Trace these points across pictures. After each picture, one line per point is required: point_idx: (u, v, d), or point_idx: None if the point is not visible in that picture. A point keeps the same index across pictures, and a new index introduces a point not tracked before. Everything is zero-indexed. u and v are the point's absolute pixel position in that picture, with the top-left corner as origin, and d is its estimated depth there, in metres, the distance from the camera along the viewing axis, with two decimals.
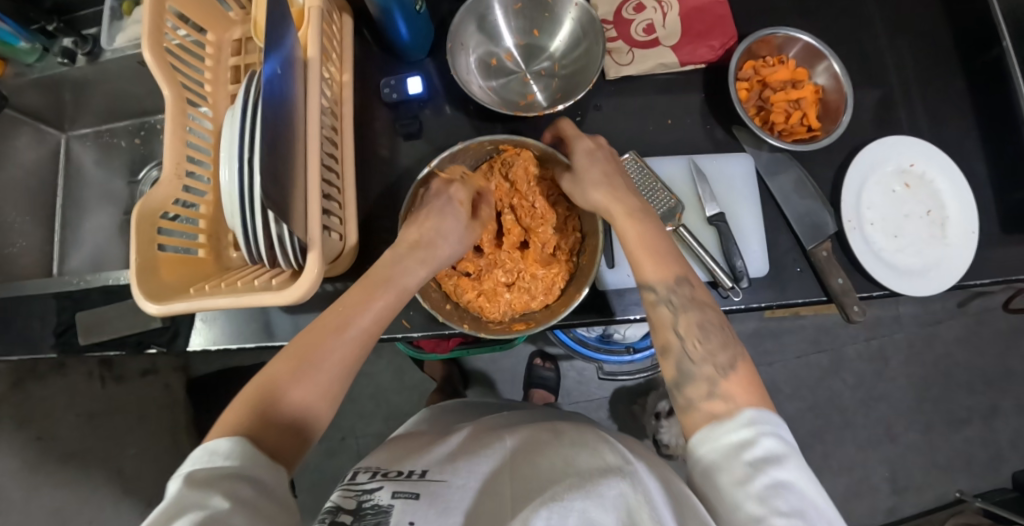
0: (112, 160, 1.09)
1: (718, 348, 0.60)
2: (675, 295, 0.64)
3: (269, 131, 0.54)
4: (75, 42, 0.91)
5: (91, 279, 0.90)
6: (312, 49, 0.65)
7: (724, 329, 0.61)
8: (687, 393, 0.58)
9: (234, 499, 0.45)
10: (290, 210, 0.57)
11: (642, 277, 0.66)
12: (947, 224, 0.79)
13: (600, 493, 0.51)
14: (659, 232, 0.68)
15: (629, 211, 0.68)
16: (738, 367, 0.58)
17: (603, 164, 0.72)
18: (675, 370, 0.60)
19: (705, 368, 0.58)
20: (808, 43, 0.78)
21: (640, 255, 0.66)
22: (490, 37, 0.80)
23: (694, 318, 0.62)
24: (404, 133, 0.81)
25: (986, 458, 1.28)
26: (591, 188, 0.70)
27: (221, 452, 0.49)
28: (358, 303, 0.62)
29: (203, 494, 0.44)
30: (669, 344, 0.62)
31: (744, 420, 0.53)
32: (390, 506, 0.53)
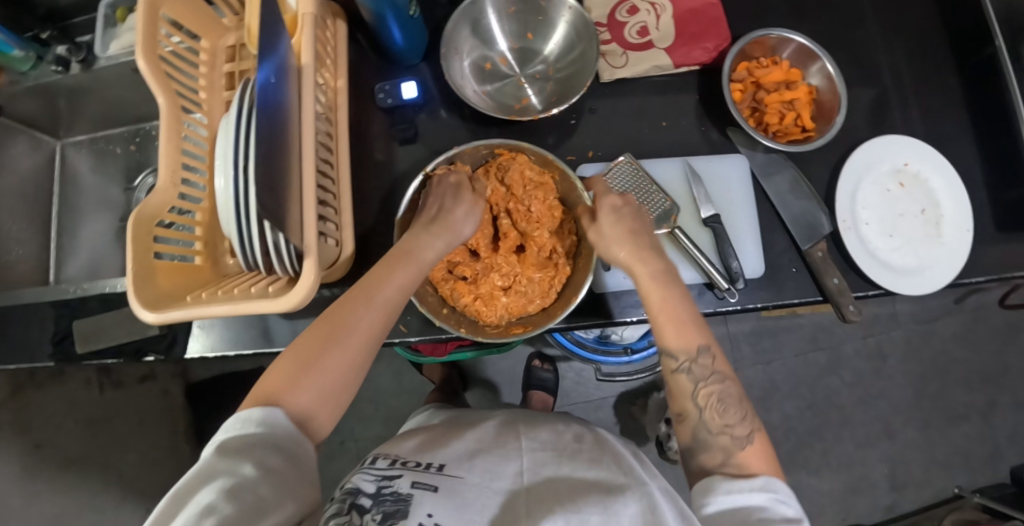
0: (108, 167, 1.09)
1: (737, 421, 0.60)
2: (695, 365, 0.63)
3: (264, 139, 0.54)
4: (69, 50, 0.91)
5: (87, 286, 0.89)
6: (307, 55, 0.65)
7: (742, 402, 0.62)
8: (700, 461, 0.60)
9: (260, 468, 0.51)
10: (285, 218, 0.57)
11: (664, 344, 0.65)
12: (942, 223, 0.80)
13: (616, 511, 0.57)
14: (686, 300, 0.67)
15: (653, 274, 0.67)
16: (754, 441, 0.59)
17: (627, 223, 0.70)
18: (690, 438, 0.61)
19: (721, 439, 0.59)
20: (801, 44, 0.78)
21: (662, 322, 0.65)
22: (483, 41, 0.80)
23: (716, 390, 0.62)
24: (400, 137, 0.82)
25: (984, 453, 1.28)
26: (614, 247, 0.68)
27: (253, 420, 0.54)
28: (382, 276, 0.64)
29: (232, 461, 0.51)
30: (688, 414, 0.62)
31: (759, 484, 0.55)
32: (410, 496, 0.56)
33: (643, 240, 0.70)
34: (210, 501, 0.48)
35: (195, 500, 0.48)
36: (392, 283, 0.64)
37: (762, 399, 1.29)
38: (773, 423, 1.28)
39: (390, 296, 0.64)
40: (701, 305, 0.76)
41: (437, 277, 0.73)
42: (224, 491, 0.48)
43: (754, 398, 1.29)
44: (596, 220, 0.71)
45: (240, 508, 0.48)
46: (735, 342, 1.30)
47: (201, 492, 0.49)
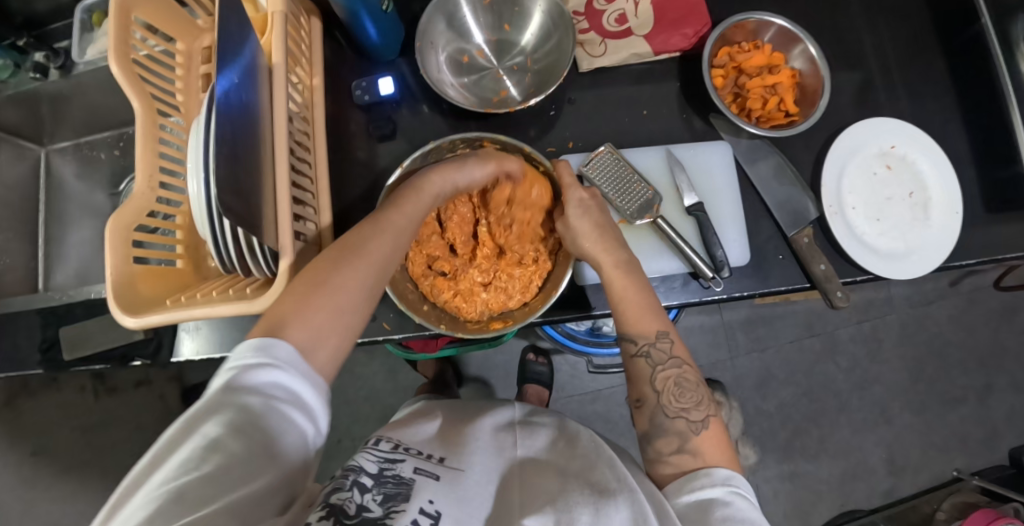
0: (94, 173, 1.08)
1: (692, 405, 0.62)
2: (654, 349, 0.65)
3: (231, 142, 0.53)
4: (46, 56, 0.90)
5: (73, 294, 0.90)
6: (277, 54, 0.64)
7: (699, 387, 0.64)
8: (656, 446, 0.62)
9: (266, 401, 0.48)
10: (257, 221, 0.56)
11: (621, 329, 0.67)
12: (931, 205, 0.79)
13: (607, 517, 0.53)
14: (646, 288, 0.69)
15: (618, 263, 0.69)
16: (709, 425, 0.61)
17: (594, 217, 0.70)
18: (648, 424, 0.63)
19: (677, 423, 0.61)
20: (782, 27, 0.77)
21: (624, 307, 0.67)
22: (459, 34, 0.79)
23: (672, 374, 0.64)
24: (379, 134, 0.80)
25: (983, 435, 1.28)
26: (584, 243, 0.69)
27: (263, 351, 0.50)
28: (391, 206, 0.64)
29: (240, 395, 0.47)
30: (645, 399, 0.64)
31: (717, 477, 0.56)
32: (412, 480, 0.54)
33: (612, 233, 0.71)
34: (217, 437, 0.45)
35: (199, 434, 0.45)
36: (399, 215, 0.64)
37: (758, 387, 1.28)
38: (769, 411, 1.27)
39: (396, 221, 0.63)
40: (687, 295, 0.76)
41: (417, 270, 0.73)
42: (232, 430, 0.46)
43: (750, 386, 1.28)
44: (564, 215, 0.71)
45: (247, 448, 0.46)
46: (729, 331, 1.29)
47: (207, 425, 0.46)
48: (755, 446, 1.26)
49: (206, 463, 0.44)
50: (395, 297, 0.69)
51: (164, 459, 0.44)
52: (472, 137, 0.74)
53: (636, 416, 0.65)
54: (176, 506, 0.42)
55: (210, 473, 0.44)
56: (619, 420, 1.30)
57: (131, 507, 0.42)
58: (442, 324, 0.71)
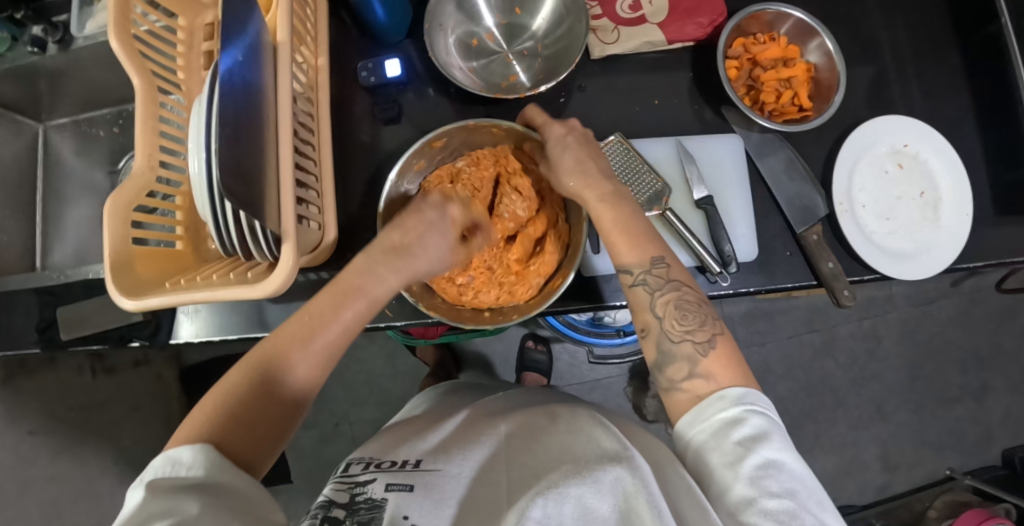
0: (92, 149, 1.06)
1: (696, 327, 0.58)
2: (651, 276, 0.61)
3: (233, 124, 0.52)
4: (45, 30, 0.87)
5: (71, 273, 0.89)
6: (282, 33, 0.62)
7: (702, 307, 0.59)
8: (668, 374, 0.57)
9: (206, 503, 0.43)
10: (259, 205, 0.55)
11: (619, 261, 0.63)
12: (941, 206, 0.78)
13: (598, 481, 0.48)
14: (637, 214, 0.65)
15: (603, 196, 0.65)
16: (717, 344, 0.57)
17: (575, 151, 0.68)
18: (655, 353, 0.59)
19: (684, 347, 0.57)
20: (800, 19, 0.75)
21: (616, 239, 0.63)
22: (469, 17, 0.78)
23: (672, 297, 0.60)
24: (382, 118, 0.79)
25: (977, 435, 1.29)
26: (567, 180, 0.66)
27: (184, 456, 0.46)
28: (324, 313, 0.57)
29: (178, 498, 0.42)
30: (648, 327, 0.60)
31: (730, 398, 0.53)
32: (384, 500, 0.49)
33: (593, 168, 0.67)
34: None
35: None
36: (337, 320, 0.58)
37: (756, 380, 1.28)
38: None
39: (332, 336, 0.57)
40: None
41: (452, 295, 0.71)
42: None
43: None
44: (547, 157, 0.69)
45: None
46: (730, 323, 1.29)
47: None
48: None
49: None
50: (452, 323, 0.69)
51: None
52: (419, 146, 0.71)
53: (642, 347, 0.61)
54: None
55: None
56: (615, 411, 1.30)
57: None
58: (515, 314, 0.71)
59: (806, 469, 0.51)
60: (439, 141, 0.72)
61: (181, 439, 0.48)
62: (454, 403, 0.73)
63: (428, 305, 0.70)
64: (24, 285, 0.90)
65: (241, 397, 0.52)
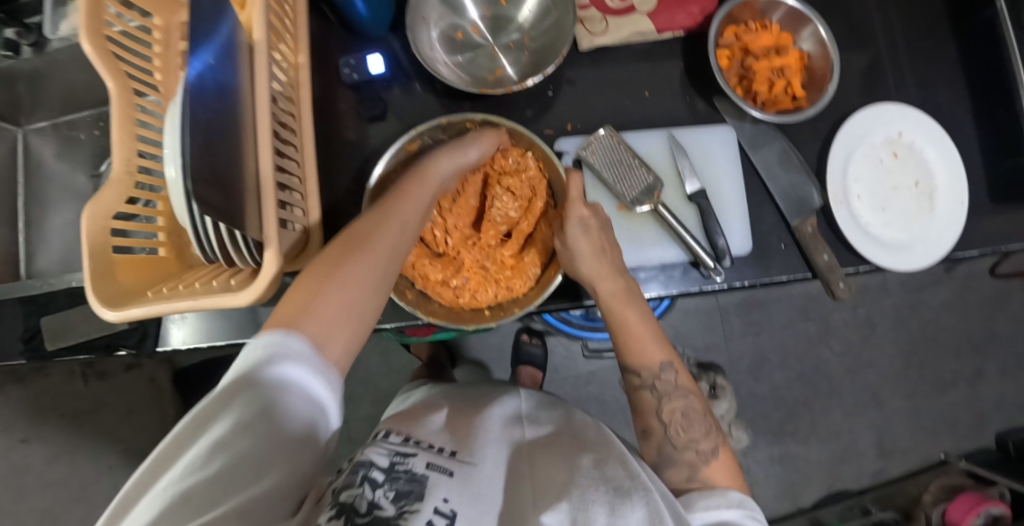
0: (74, 153, 1.04)
1: (700, 436, 0.63)
2: (658, 380, 0.66)
3: (206, 129, 0.50)
4: (18, 33, 0.84)
5: (54, 282, 0.86)
6: (258, 31, 0.60)
7: (705, 418, 0.65)
8: (667, 477, 0.62)
9: (277, 404, 0.44)
10: (237, 212, 0.53)
11: (626, 362, 0.68)
12: (936, 195, 0.77)
13: (624, 517, 0.49)
14: (646, 315, 0.68)
15: (617, 292, 0.68)
16: (718, 455, 0.62)
17: (591, 238, 0.68)
18: (656, 455, 0.64)
19: (686, 454, 0.62)
20: (792, 6, 0.74)
21: (627, 344, 0.67)
22: (453, 9, 0.75)
23: (678, 406, 0.65)
24: (369, 115, 0.77)
25: (971, 419, 1.29)
26: (581, 265, 0.68)
27: (279, 343, 0.47)
28: (402, 195, 0.62)
29: (255, 393, 0.44)
30: (652, 430, 0.65)
31: (732, 500, 0.57)
32: (425, 476, 0.49)
33: (610, 258, 0.69)
34: (220, 437, 0.41)
35: (208, 435, 0.42)
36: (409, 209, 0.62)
37: (752, 370, 1.27)
38: (762, 394, 1.27)
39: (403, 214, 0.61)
40: (686, 284, 0.74)
41: (449, 299, 0.70)
42: (238, 428, 0.42)
43: (743, 370, 1.27)
44: (564, 232, 0.69)
45: (249, 454, 0.41)
46: (725, 314, 1.28)
47: (213, 424, 0.42)
48: (748, 429, 1.26)
49: (211, 465, 0.40)
50: (452, 326, 0.67)
51: (165, 465, 0.41)
52: (393, 152, 0.69)
53: (643, 447, 0.66)
54: (180, 514, 0.37)
55: (215, 475, 0.39)
56: (611, 403, 1.30)
57: (135, 511, 0.38)
58: (515, 308, 0.69)
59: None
60: (415, 144, 0.71)
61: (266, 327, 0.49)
62: (475, 395, 0.73)
63: (428, 311, 0.69)
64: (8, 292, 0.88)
65: (322, 280, 0.54)
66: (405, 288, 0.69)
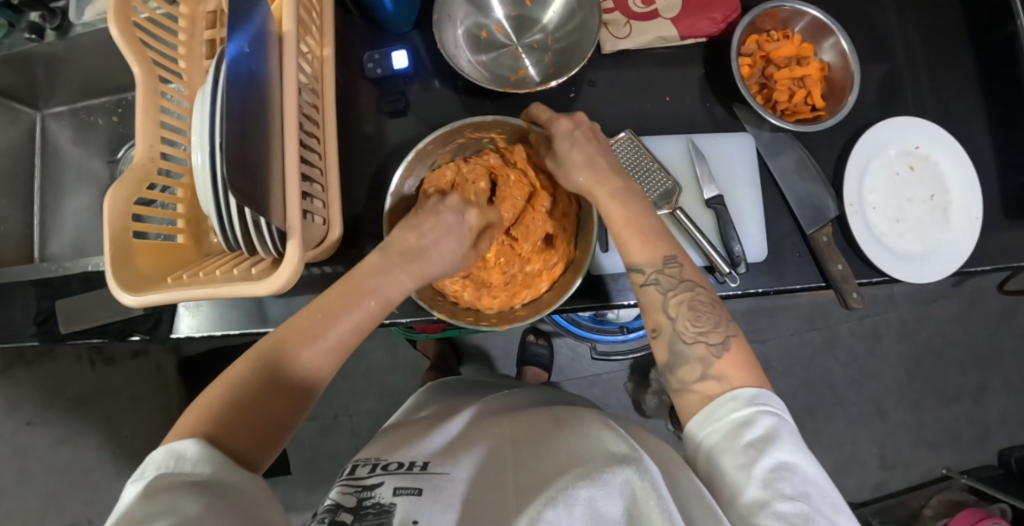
0: (92, 137, 1.04)
1: (710, 328, 0.59)
2: (663, 276, 0.62)
3: (239, 116, 0.51)
4: (43, 16, 0.85)
5: (69, 266, 0.88)
6: (288, 22, 0.60)
7: (714, 308, 0.60)
8: (679, 375, 0.58)
9: (205, 504, 0.41)
10: (265, 201, 0.54)
11: (630, 261, 0.64)
12: (950, 209, 0.77)
13: (607, 482, 0.47)
14: (648, 212, 0.66)
15: (612, 192, 0.67)
16: (730, 346, 0.57)
17: (584, 146, 0.68)
18: (666, 356, 0.60)
19: (698, 349, 0.57)
20: (815, 17, 0.74)
21: (627, 237, 0.64)
22: (478, 8, 0.76)
23: (686, 297, 0.61)
24: (390, 110, 0.78)
25: (974, 434, 1.29)
26: (576, 176, 0.68)
27: (191, 450, 0.45)
28: (342, 304, 0.58)
29: (180, 499, 0.41)
30: (660, 325, 0.61)
31: (744, 399, 0.53)
32: (393, 505, 0.49)
33: (603, 165, 0.68)
34: None
35: None
36: (345, 319, 0.58)
37: None
38: None
39: (347, 331, 0.57)
40: None
41: (550, 275, 0.72)
42: None
43: None
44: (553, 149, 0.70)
45: None
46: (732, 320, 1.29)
47: None
48: None
49: None
50: (569, 290, 0.68)
51: None
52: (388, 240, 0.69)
53: (654, 348, 0.62)
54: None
55: None
56: (613, 405, 1.30)
57: None
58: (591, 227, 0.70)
59: (818, 467, 0.50)
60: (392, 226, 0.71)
61: (189, 432, 0.47)
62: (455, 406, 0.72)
63: (548, 303, 0.69)
64: (23, 276, 0.89)
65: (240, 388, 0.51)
66: (515, 312, 0.70)
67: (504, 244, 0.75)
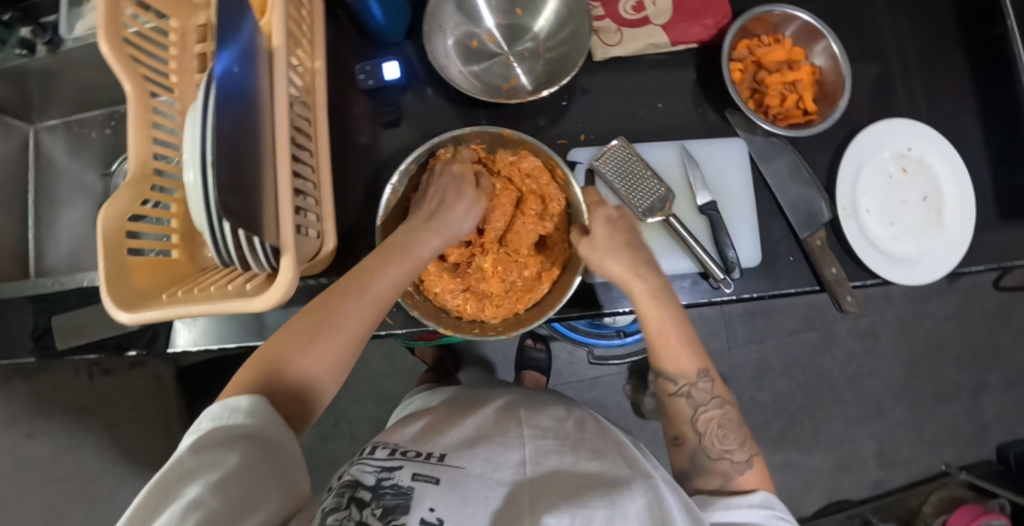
0: (85, 151, 1.04)
1: (735, 446, 0.63)
2: (694, 390, 0.65)
3: (230, 135, 0.51)
4: (33, 32, 0.84)
5: (64, 281, 0.86)
6: (278, 37, 0.60)
7: (739, 426, 0.64)
8: (696, 484, 0.63)
9: (243, 460, 0.48)
10: (256, 218, 0.54)
11: (660, 368, 0.66)
12: (944, 211, 0.77)
13: (623, 507, 0.50)
14: (682, 320, 0.67)
15: (653, 293, 0.67)
16: (752, 465, 0.62)
17: (621, 232, 0.70)
18: (687, 462, 0.64)
19: (721, 464, 0.62)
20: (805, 21, 0.74)
21: (662, 348, 0.66)
22: (468, 18, 0.76)
23: (715, 415, 0.64)
24: (383, 121, 0.78)
25: (972, 431, 1.30)
26: (608, 263, 0.68)
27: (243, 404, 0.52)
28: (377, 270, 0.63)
29: (223, 454, 0.48)
30: (685, 438, 0.64)
31: (755, 501, 0.59)
32: (410, 489, 0.49)
33: (638, 254, 0.70)
34: (196, 497, 0.45)
35: (184, 492, 0.46)
36: (383, 275, 0.63)
37: (754, 378, 1.28)
38: (764, 402, 1.28)
39: (383, 289, 0.62)
40: (695, 295, 0.74)
41: (549, 276, 0.71)
42: (210, 486, 0.46)
43: (747, 378, 1.28)
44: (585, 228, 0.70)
45: (224, 507, 0.45)
46: (729, 322, 1.29)
47: (187, 488, 0.46)
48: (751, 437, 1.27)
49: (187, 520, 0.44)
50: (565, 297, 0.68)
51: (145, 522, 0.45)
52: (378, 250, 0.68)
53: (673, 451, 0.66)
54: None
55: None
56: (612, 408, 1.30)
57: None
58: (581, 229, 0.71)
59: None
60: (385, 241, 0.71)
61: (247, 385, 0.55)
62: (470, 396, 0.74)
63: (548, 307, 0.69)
64: (15, 291, 0.87)
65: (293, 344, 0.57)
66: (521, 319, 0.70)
67: (499, 253, 0.72)
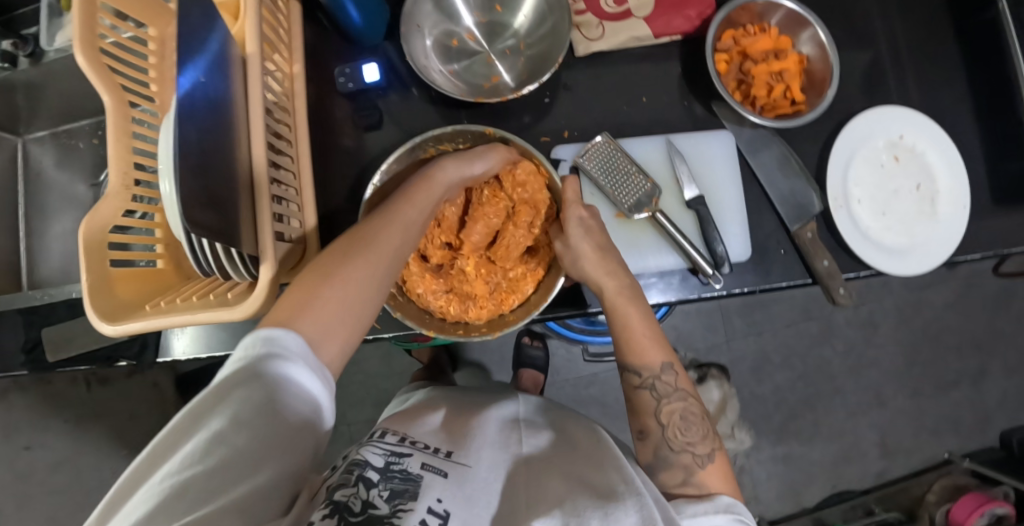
0: (73, 162, 1.03)
1: (697, 439, 0.62)
2: (658, 382, 0.64)
3: (201, 146, 0.50)
4: (13, 43, 0.84)
5: (54, 293, 0.86)
6: (250, 44, 0.59)
7: (703, 420, 0.63)
8: (660, 480, 0.60)
9: (269, 395, 0.44)
10: (234, 229, 0.53)
11: (626, 362, 0.66)
12: (938, 199, 0.76)
13: (618, 520, 0.48)
14: (649, 318, 0.67)
15: (621, 290, 0.67)
16: (714, 459, 0.60)
17: (594, 235, 0.69)
18: (651, 456, 0.62)
19: (682, 457, 0.60)
20: (790, 9, 0.73)
21: (642, 344, 0.65)
22: (448, 16, 0.75)
23: (677, 408, 0.63)
24: (364, 124, 0.77)
25: (975, 418, 1.28)
26: (585, 266, 0.67)
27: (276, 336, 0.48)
28: (407, 196, 0.64)
29: (248, 388, 0.44)
30: (649, 431, 0.63)
31: (720, 504, 0.55)
32: (420, 476, 0.48)
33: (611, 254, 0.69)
34: (216, 433, 0.42)
35: (205, 429, 0.42)
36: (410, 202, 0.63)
37: (753, 371, 1.27)
38: (764, 394, 1.27)
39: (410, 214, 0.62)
40: (685, 291, 0.74)
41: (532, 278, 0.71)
42: (232, 423, 0.42)
43: (746, 371, 1.27)
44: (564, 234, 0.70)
45: (245, 447, 0.42)
46: (727, 315, 1.27)
47: (210, 419, 0.43)
48: (751, 430, 1.26)
49: (205, 460, 0.40)
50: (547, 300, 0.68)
51: (159, 460, 0.41)
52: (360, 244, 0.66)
53: (638, 449, 0.65)
54: (175, 506, 0.38)
55: (213, 469, 0.40)
56: (610, 404, 1.29)
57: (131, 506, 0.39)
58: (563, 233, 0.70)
59: None
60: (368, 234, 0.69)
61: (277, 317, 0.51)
62: (465, 401, 0.73)
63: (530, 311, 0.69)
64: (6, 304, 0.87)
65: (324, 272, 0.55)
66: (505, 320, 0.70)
67: (481, 258, 0.71)
